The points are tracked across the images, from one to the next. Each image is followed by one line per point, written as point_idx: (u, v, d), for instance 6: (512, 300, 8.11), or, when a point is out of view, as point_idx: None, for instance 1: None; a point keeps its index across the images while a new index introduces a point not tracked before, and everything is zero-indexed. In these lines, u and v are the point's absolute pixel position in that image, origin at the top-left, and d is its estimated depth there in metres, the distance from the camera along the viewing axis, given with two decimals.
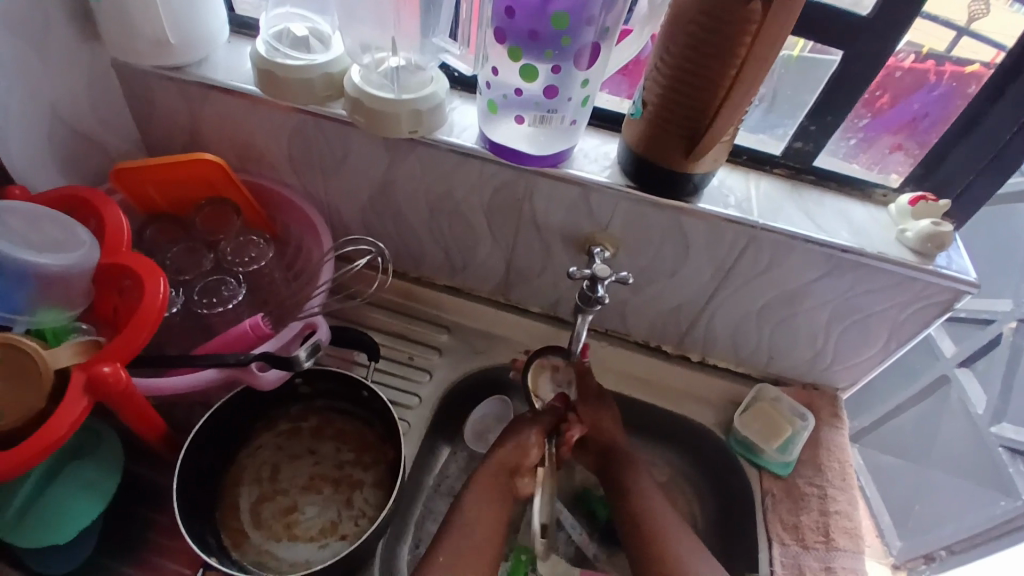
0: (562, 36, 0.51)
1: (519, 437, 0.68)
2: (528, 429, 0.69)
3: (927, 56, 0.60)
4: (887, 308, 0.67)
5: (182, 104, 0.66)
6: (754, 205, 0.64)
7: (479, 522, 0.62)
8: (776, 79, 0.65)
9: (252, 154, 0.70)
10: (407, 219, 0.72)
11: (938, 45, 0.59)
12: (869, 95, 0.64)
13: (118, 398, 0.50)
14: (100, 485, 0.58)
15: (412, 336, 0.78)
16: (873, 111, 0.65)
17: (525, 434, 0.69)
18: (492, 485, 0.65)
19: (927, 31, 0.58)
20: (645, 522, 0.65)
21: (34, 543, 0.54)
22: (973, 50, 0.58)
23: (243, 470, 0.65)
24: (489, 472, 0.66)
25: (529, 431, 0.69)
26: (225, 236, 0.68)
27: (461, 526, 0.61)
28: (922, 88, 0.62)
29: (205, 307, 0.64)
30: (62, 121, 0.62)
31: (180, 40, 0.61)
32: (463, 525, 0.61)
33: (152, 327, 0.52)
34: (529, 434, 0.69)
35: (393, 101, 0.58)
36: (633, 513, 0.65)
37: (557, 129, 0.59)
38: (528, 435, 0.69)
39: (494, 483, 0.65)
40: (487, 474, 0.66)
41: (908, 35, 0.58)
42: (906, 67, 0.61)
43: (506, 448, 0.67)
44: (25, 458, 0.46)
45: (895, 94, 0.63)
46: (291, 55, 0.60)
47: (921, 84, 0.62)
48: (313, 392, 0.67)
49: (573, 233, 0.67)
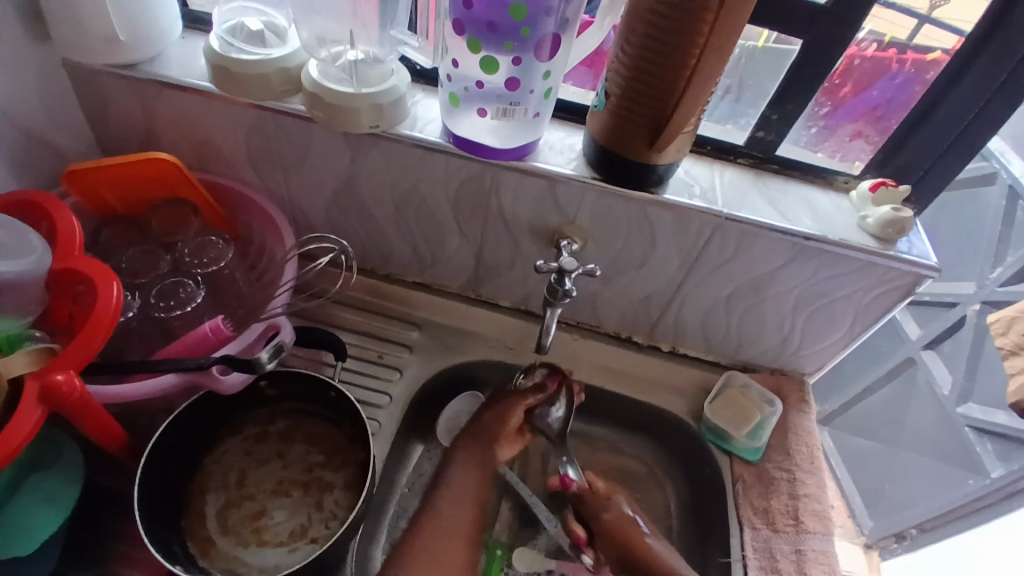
0: (522, 27, 0.51)
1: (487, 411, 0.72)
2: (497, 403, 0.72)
3: (888, 44, 0.61)
4: (850, 293, 0.68)
5: (137, 102, 0.64)
6: (718, 195, 0.64)
7: (454, 501, 0.65)
8: (740, 70, 0.66)
9: (211, 152, 0.68)
10: (372, 215, 0.71)
11: (899, 33, 0.60)
12: (831, 84, 0.65)
13: (73, 407, 0.48)
14: (64, 497, 0.55)
15: (382, 335, 0.76)
16: (834, 100, 0.66)
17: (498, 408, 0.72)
18: (465, 467, 0.68)
19: (886, 18, 0.59)
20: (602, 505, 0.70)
21: (20, 550, 0.52)
22: (936, 38, 0.59)
23: (209, 477, 0.63)
24: (465, 443, 0.70)
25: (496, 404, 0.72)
26: (183, 237, 0.66)
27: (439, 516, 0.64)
28: (885, 75, 0.63)
29: (164, 310, 0.62)
30: (11, 122, 0.59)
31: (130, 36, 0.58)
32: (440, 510, 0.64)
33: (108, 330, 0.49)
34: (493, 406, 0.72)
35: (351, 95, 0.56)
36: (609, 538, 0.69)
37: (521, 121, 0.58)
38: (491, 407, 0.72)
39: (470, 462, 0.69)
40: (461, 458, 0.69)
41: (868, 22, 0.60)
42: (867, 55, 0.62)
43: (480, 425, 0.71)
44: None
45: (857, 82, 0.64)
46: (246, 50, 0.58)
47: (880, 71, 0.63)
48: (280, 394, 0.65)
49: (540, 226, 0.67)
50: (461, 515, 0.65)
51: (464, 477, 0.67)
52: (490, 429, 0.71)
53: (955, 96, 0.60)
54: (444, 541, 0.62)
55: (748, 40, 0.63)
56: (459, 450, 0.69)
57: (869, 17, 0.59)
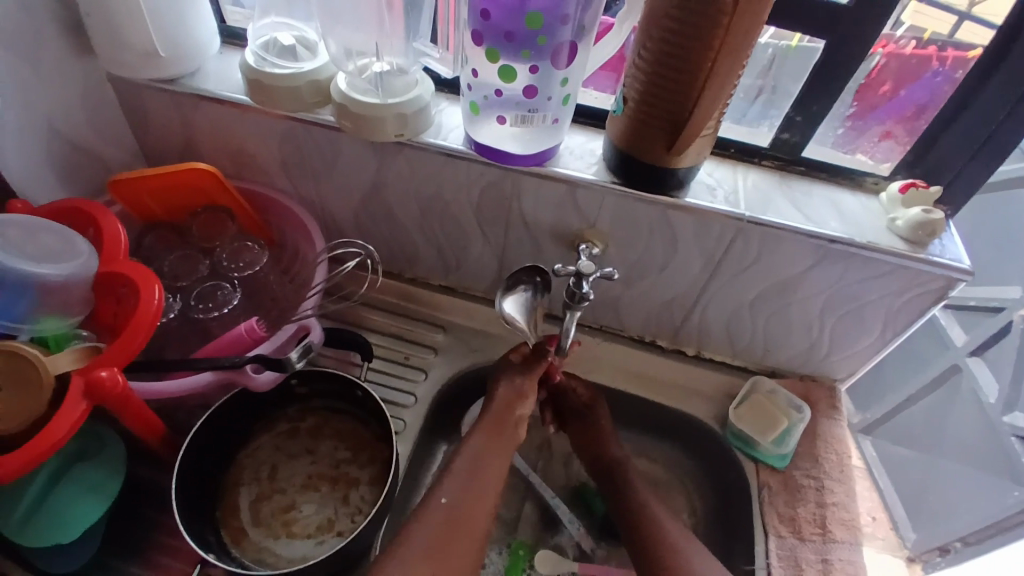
0: (538, 36, 0.52)
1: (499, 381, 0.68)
2: (507, 372, 0.69)
3: (928, 41, 0.60)
4: (881, 297, 0.67)
5: (176, 114, 0.68)
6: (742, 198, 0.64)
7: (477, 498, 0.59)
8: (774, 70, 0.65)
9: (246, 161, 0.71)
10: (398, 220, 0.72)
11: (940, 29, 0.59)
12: (866, 84, 0.64)
13: (117, 401, 0.50)
14: (106, 486, 0.57)
15: (408, 337, 0.78)
16: (870, 99, 0.65)
17: (513, 382, 0.68)
18: (482, 449, 0.63)
19: (927, 14, 0.58)
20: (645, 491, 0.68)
21: (67, 537, 0.54)
22: (977, 34, 0.57)
23: (242, 470, 0.64)
24: (482, 429, 0.65)
25: (507, 376, 0.69)
26: (221, 242, 0.69)
27: (443, 504, 0.58)
28: (925, 75, 0.62)
29: (202, 312, 0.64)
30: (61, 134, 0.64)
31: (170, 52, 0.62)
32: (454, 502, 0.58)
33: (148, 330, 0.52)
34: (503, 373, 0.69)
35: (378, 105, 0.59)
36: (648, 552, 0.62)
37: (540, 127, 0.60)
38: (503, 379, 0.68)
39: (489, 444, 0.63)
40: (478, 437, 0.64)
41: (908, 18, 0.59)
42: (905, 53, 0.61)
43: (497, 401, 0.67)
44: (31, 459, 0.46)
45: (895, 82, 0.63)
46: (278, 64, 0.61)
47: (917, 71, 0.62)
48: (311, 392, 0.65)
49: (561, 230, 0.68)
50: (474, 510, 0.58)
51: (487, 459, 0.62)
52: (499, 413, 0.66)
53: (984, 96, 0.58)
54: (455, 546, 0.56)
55: (781, 40, 0.63)
56: (475, 438, 0.64)
57: (908, 12, 0.58)
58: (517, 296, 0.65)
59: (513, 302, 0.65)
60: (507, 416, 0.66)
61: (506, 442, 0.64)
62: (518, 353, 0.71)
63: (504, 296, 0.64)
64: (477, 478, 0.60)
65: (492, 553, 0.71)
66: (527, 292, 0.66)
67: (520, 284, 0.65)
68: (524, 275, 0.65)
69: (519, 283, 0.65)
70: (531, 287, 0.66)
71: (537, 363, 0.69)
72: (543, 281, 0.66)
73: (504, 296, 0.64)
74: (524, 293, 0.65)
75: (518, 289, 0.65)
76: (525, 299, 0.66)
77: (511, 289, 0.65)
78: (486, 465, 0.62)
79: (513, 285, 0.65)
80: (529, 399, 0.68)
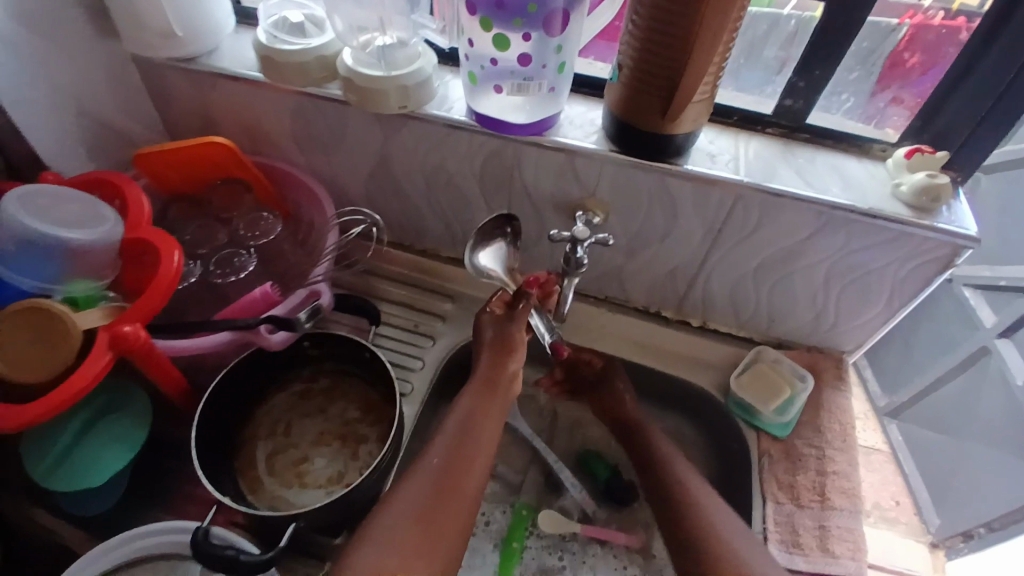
0: (529, 4, 0.53)
1: (485, 339, 0.70)
2: (490, 327, 0.71)
3: (957, 12, 0.59)
4: (886, 265, 0.66)
5: (195, 91, 0.71)
6: (743, 165, 0.64)
7: (469, 454, 0.61)
8: (797, 43, 0.65)
9: (261, 137, 0.74)
10: (406, 192, 0.75)
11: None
12: (895, 53, 0.64)
13: (139, 355, 0.54)
14: (132, 436, 0.61)
15: (417, 306, 0.80)
16: (899, 70, 0.65)
17: (500, 331, 0.70)
18: (479, 408, 0.65)
19: None
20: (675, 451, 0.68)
21: (95, 480, 0.58)
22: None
23: (258, 425, 0.67)
24: (471, 389, 0.67)
25: (491, 330, 0.71)
26: (238, 212, 0.72)
27: (429, 459, 0.60)
28: (953, 46, 0.60)
29: (220, 277, 0.68)
30: (87, 112, 0.68)
31: (186, 31, 0.65)
32: (444, 458, 0.60)
33: (167, 293, 0.56)
34: (486, 328, 0.71)
35: (380, 77, 0.61)
36: (674, 529, 0.61)
37: (537, 96, 0.61)
38: (486, 335, 0.70)
39: (484, 404, 0.65)
40: (468, 395, 0.66)
41: None
42: (933, 24, 0.61)
43: (486, 365, 0.68)
44: (54, 407, 0.50)
45: (924, 54, 0.63)
46: (289, 41, 0.64)
47: (948, 45, 0.61)
48: (322, 354, 0.68)
49: (563, 200, 0.69)
50: (465, 466, 0.60)
51: (482, 417, 0.64)
52: (490, 372, 0.68)
53: (990, 60, 0.57)
54: (448, 501, 0.57)
55: (805, 12, 0.62)
56: (465, 398, 0.66)
57: None
58: (490, 249, 0.68)
59: (487, 254, 0.68)
60: (500, 377, 0.68)
61: (497, 403, 0.66)
62: (499, 302, 0.72)
63: (475, 249, 0.67)
64: (468, 435, 0.62)
65: (497, 512, 0.73)
66: (500, 243, 0.68)
67: (492, 237, 0.68)
68: (494, 228, 0.67)
69: (490, 235, 0.68)
70: (503, 238, 0.68)
71: (519, 309, 0.69)
72: (514, 230, 0.68)
73: (474, 249, 0.67)
74: (498, 245, 0.68)
75: (489, 239, 0.68)
76: (500, 250, 0.68)
77: (481, 242, 0.67)
78: (477, 423, 0.63)
79: (485, 239, 0.68)
80: (518, 354, 0.69)
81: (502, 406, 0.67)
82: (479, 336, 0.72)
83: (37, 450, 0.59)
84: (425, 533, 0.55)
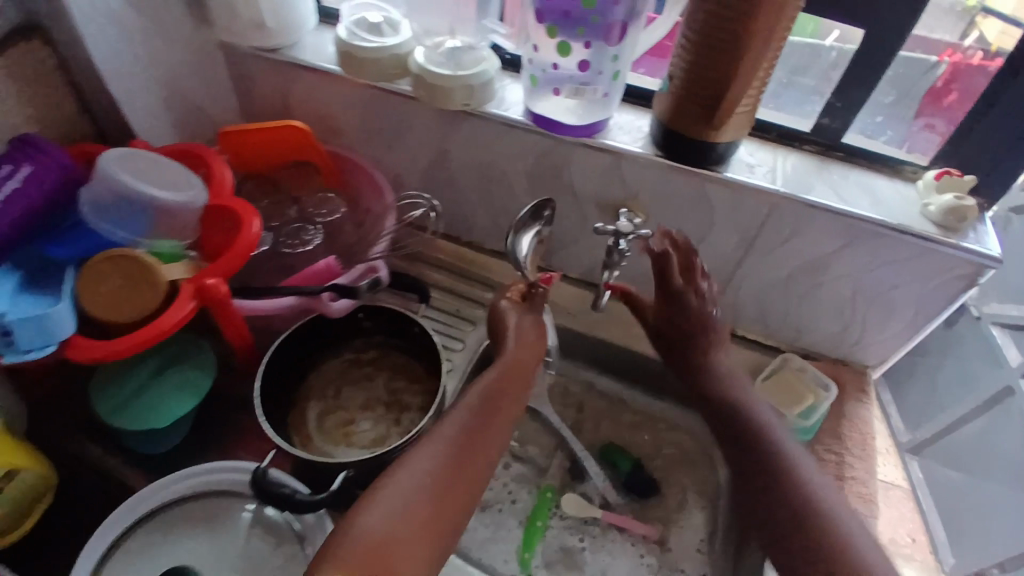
0: (593, 15, 0.61)
1: (509, 324, 0.71)
2: (514, 315, 0.72)
3: (995, 54, 0.63)
4: (909, 283, 0.70)
5: (275, 80, 0.78)
6: (780, 176, 0.68)
7: (486, 424, 0.61)
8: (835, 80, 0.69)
9: (329, 126, 0.80)
10: (458, 185, 0.80)
11: (1006, 44, 0.62)
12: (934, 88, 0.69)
13: (218, 306, 0.60)
14: (195, 385, 0.65)
15: (461, 292, 0.84)
16: (938, 105, 0.69)
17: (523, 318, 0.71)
18: (499, 382, 0.65)
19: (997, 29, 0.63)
20: (739, 438, 0.65)
21: (158, 423, 0.63)
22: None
23: (312, 387, 0.72)
24: (494, 366, 0.67)
25: (515, 316, 0.71)
26: (306, 192, 0.79)
27: (446, 423, 0.60)
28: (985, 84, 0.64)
29: (289, 246, 0.75)
30: (178, 93, 0.75)
31: (276, 25, 0.72)
32: (462, 424, 0.60)
33: (244, 256, 0.62)
34: (508, 315, 0.71)
35: (448, 76, 0.67)
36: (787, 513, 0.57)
37: (591, 99, 0.68)
38: (511, 320, 0.71)
39: (505, 380, 0.66)
40: (492, 371, 0.66)
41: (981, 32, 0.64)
42: (972, 64, 0.65)
43: (511, 347, 0.68)
44: (141, 342, 0.55)
45: (962, 92, 0.67)
46: (367, 38, 0.70)
47: (983, 82, 0.64)
48: (374, 326, 0.73)
49: (606, 200, 0.74)
50: (480, 433, 0.60)
51: (502, 391, 0.64)
52: (516, 353, 0.68)
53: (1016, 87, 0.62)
54: (463, 465, 0.57)
55: (848, 45, 0.67)
56: (485, 374, 0.66)
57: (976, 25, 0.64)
58: (525, 236, 0.67)
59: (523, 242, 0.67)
60: (524, 357, 0.68)
61: (520, 383, 0.66)
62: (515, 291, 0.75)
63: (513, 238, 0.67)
64: (487, 407, 0.62)
65: (524, 492, 0.77)
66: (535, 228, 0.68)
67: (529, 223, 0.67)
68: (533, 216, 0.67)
69: (528, 222, 0.67)
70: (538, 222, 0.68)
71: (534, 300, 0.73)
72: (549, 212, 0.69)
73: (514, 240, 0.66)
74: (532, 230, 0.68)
75: (525, 227, 0.67)
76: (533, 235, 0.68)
77: (520, 230, 0.66)
78: (497, 396, 0.64)
79: (522, 226, 0.67)
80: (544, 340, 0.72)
81: (525, 385, 0.67)
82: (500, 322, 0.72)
83: (111, 392, 0.64)
84: (438, 493, 0.54)
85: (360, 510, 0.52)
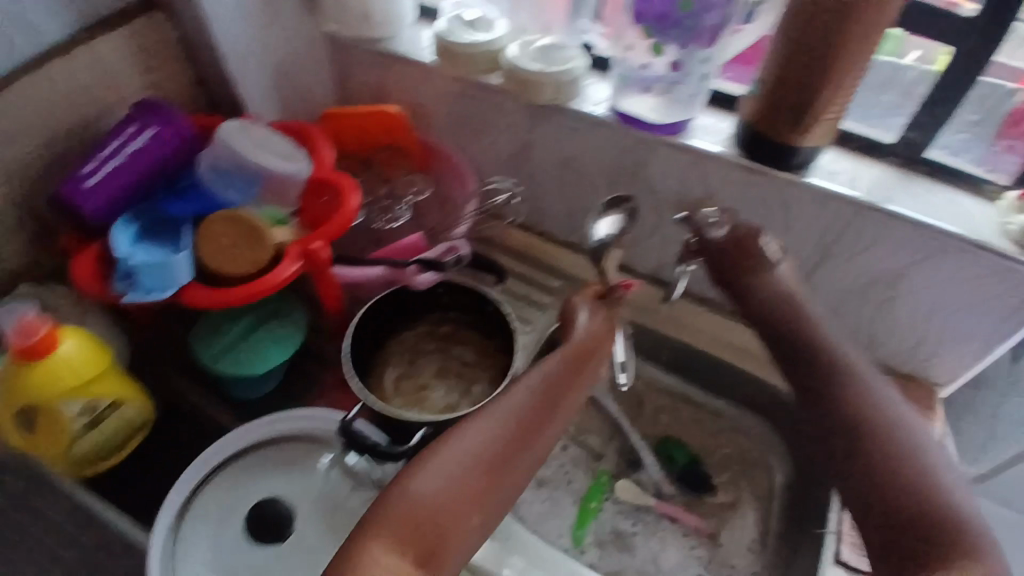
0: (688, 19, 0.63)
1: (577, 319, 0.63)
2: (583, 310, 0.64)
3: None
4: (988, 300, 0.69)
5: (372, 69, 0.83)
6: (863, 184, 0.69)
7: (540, 417, 0.56)
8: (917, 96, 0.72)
9: (419, 114, 0.85)
10: (538, 176, 0.84)
11: None
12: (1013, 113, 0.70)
13: (319, 270, 0.65)
14: (287, 340, 0.71)
15: (531, 279, 0.88)
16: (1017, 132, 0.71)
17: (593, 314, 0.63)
18: (557, 375, 0.58)
19: None
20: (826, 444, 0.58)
21: (255, 370, 0.69)
22: None
23: (390, 353, 0.77)
24: (556, 354, 0.60)
25: (584, 311, 0.64)
26: (396, 174, 0.85)
27: (497, 408, 0.56)
28: None
29: (380, 223, 0.83)
30: (286, 76, 0.82)
31: (381, 16, 0.78)
32: (515, 413, 0.55)
33: (343, 227, 0.66)
34: (579, 313, 0.64)
35: (539, 72, 0.71)
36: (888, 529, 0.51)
37: (678, 99, 0.70)
38: (580, 315, 0.63)
39: (565, 374, 0.59)
40: (553, 361, 0.59)
41: None
42: None
43: (577, 337, 0.62)
44: (249, 295, 0.61)
45: None
46: (464, 33, 0.75)
47: None
48: (450, 303, 0.76)
49: (683, 198, 0.76)
50: (530, 424, 0.55)
51: (560, 383, 0.58)
52: (582, 347, 0.61)
53: None
54: (508, 456, 0.53)
55: (926, 65, 0.71)
56: (544, 362, 0.59)
57: None
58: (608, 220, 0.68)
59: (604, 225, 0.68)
60: (590, 350, 0.61)
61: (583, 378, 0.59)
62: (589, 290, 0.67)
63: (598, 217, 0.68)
64: (542, 398, 0.57)
65: (580, 474, 0.80)
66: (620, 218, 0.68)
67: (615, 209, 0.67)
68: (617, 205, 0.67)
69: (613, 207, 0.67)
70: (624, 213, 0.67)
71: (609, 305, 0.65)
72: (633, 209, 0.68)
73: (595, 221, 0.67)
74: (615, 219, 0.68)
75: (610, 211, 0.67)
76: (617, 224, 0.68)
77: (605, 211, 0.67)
78: (555, 387, 0.58)
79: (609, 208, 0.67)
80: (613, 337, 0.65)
81: (587, 378, 0.60)
82: (568, 317, 0.65)
83: (214, 339, 0.70)
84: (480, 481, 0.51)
85: (411, 476, 0.50)
